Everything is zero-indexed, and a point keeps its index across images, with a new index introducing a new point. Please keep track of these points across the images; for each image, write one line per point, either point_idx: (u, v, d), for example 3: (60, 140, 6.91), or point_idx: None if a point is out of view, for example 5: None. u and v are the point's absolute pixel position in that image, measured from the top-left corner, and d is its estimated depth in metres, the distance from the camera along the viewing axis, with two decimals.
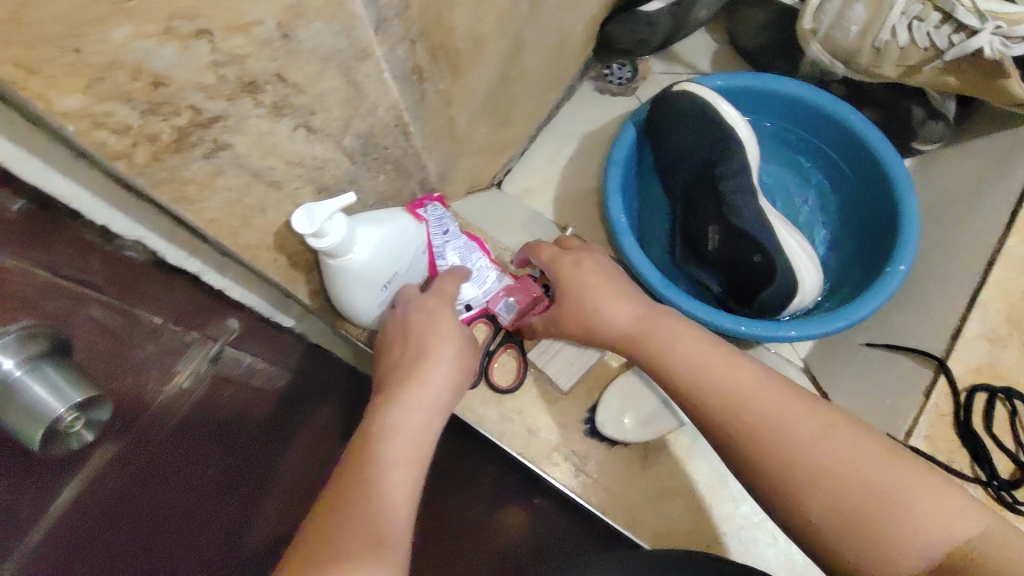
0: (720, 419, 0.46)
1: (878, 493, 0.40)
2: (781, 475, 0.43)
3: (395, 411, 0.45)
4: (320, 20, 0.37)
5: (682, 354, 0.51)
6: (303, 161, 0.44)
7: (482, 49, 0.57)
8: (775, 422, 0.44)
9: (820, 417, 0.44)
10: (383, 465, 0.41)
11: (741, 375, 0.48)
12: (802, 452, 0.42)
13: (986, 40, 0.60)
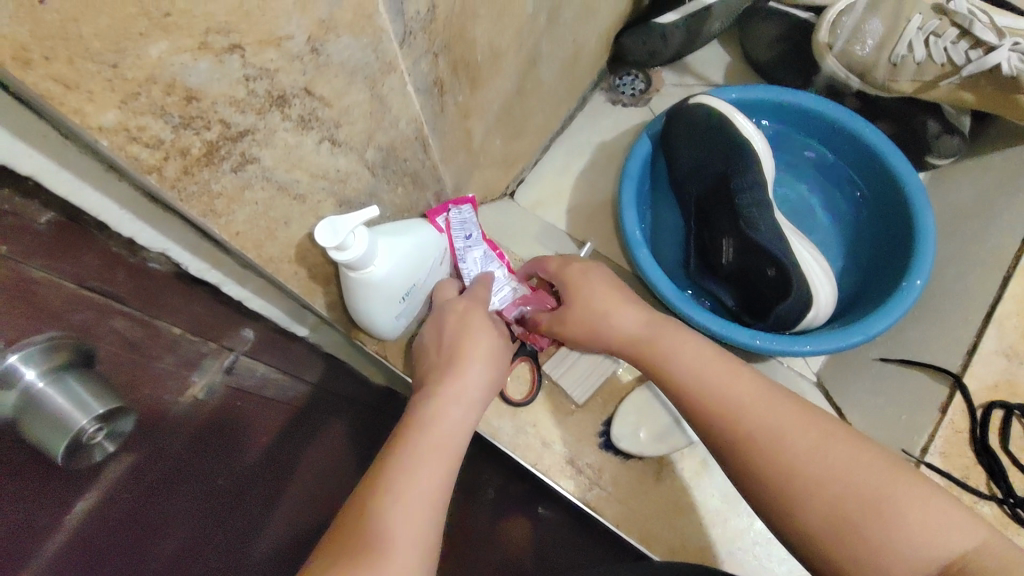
0: (722, 427, 0.46)
1: (868, 498, 0.40)
2: (775, 479, 0.43)
3: (423, 429, 0.44)
4: (349, 34, 0.37)
5: (689, 363, 0.50)
6: (326, 174, 0.44)
7: (501, 61, 0.57)
8: (772, 428, 0.44)
9: (817, 426, 0.44)
10: (408, 482, 0.41)
11: (740, 384, 0.48)
12: (798, 460, 0.42)
13: (1004, 56, 0.60)
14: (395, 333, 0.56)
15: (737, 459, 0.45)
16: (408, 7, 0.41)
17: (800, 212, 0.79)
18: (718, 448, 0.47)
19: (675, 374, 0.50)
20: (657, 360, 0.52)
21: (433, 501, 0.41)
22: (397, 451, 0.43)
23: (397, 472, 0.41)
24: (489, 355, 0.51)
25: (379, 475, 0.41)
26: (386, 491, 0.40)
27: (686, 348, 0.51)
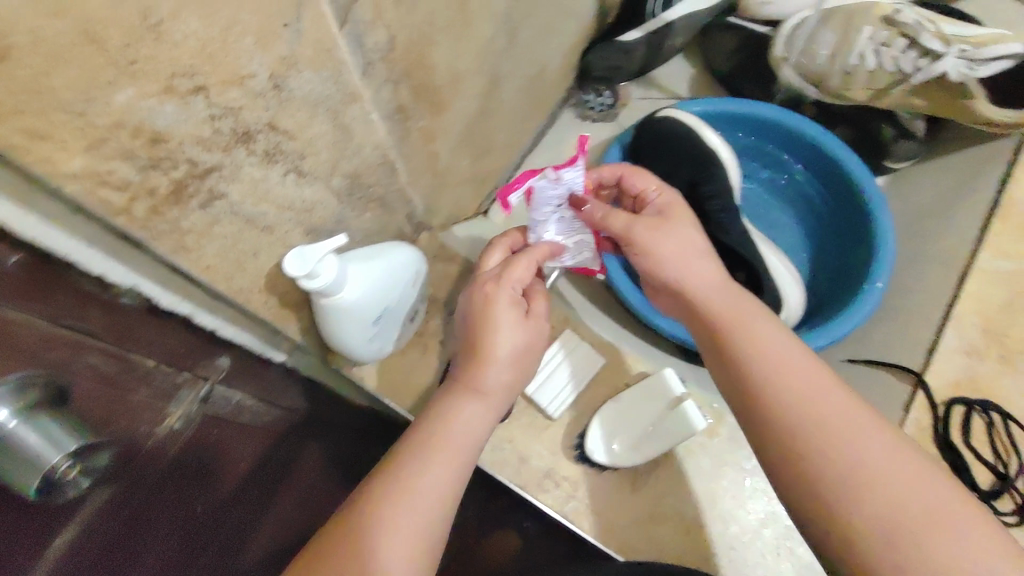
0: (793, 412, 0.42)
1: (900, 493, 0.39)
2: (806, 459, 0.41)
3: (443, 433, 0.45)
4: (310, 69, 0.39)
5: (767, 340, 0.46)
6: (292, 205, 0.45)
7: (462, 83, 0.58)
8: (843, 424, 0.41)
9: (884, 432, 0.41)
10: (421, 488, 0.42)
11: (797, 362, 0.44)
12: (867, 456, 0.40)
13: (951, 64, 0.63)
14: (370, 355, 0.57)
15: (801, 443, 0.42)
16: (367, 40, 0.42)
17: (764, 215, 0.81)
18: (774, 435, 0.43)
19: (737, 344, 0.46)
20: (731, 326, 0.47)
21: (440, 513, 0.42)
22: (414, 453, 0.44)
23: (411, 476, 0.42)
24: (521, 350, 0.49)
25: (392, 473, 0.42)
26: (398, 493, 0.41)
27: (760, 326, 0.47)
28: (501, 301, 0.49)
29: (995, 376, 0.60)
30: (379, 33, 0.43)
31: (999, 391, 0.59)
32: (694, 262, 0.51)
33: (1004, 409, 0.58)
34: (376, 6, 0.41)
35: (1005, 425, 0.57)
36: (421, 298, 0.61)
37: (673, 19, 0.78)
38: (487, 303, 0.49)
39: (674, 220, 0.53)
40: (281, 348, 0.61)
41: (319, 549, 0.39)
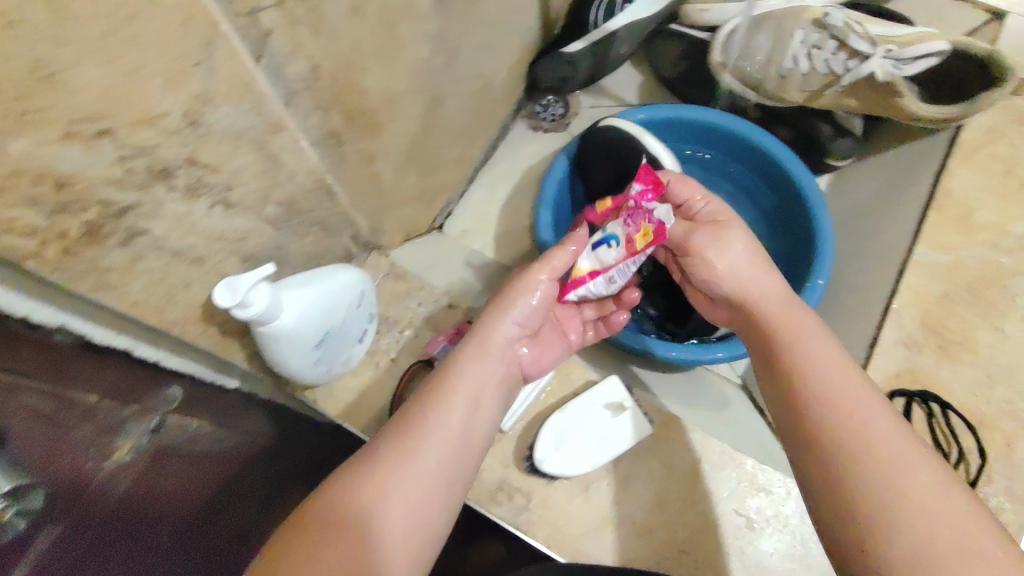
0: (831, 427, 0.42)
1: (919, 509, 0.37)
2: (832, 462, 0.41)
3: (445, 402, 0.48)
4: (227, 103, 0.39)
5: (818, 355, 0.46)
6: (224, 235, 0.45)
7: (399, 104, 0.59)
8: (888, 448, 0.40)
9: (930, 463, 0.39)
10: (420, 454, 0.45)
11: (847, 379, 0.44)
12: (906, 480, 0.38)
13: (878, 63, 0.65)
14: (317, 378, 0.57)
15: (837, 459, 0.41)
16: (288, 71, 0.43)
17: None
18: (812, 446, 0.43)
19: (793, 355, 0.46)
20: (781, 337, 0.48)
21: (437, 484, 0.45)
22: (414, 424, 0.46)
23: (412, 445, 0.45)
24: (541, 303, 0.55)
25: (392, 439, 0.45)
26: (395, 459, 0.44)
27: (812, 341, 0.47)
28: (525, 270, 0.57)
29: (933, 368, 0.61)
30: (299, 62, 0.43)
31: (937, 381, 0.60)
32: (760, 274, 0.53)
33: (943, 399, 0.59)
34: (294, 37, 0.41)
35: (944, 414, 0.59)
36: (371, 317, 0.61)
37: (615, 29, 0.78)
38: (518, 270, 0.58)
39: (740, 233, 0.56)
40: (236, 373, 0.60)
41: (315, 510, 0.41)
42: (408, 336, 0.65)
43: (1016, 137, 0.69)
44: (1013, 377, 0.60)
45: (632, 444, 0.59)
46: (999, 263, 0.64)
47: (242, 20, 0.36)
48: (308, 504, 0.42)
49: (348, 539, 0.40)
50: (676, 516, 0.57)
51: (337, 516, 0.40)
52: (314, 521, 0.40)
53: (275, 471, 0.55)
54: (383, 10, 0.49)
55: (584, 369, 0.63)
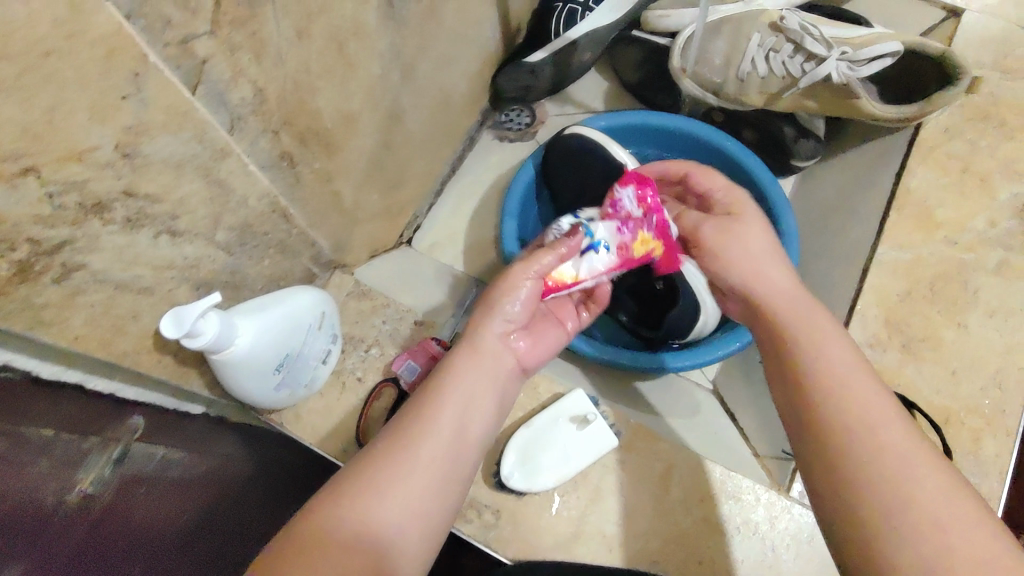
0: (846, 433, 0.40)
1: (932, 522, 0.36)
2: (846, 469, 0.39)
3: (437, 408, 0.48)
4: (165, 133, 0.38)
5: (832, 359, 0.44)
6: (173, 263, 0.44)
7: (356, 123, 0.58)
8: (902, 457, 0.38)
9: (942, 474, 0.38)
10: (414, 460, 0.44)
11: (859, 381, 0.42)
12: (918, 492, 0.37)
13: (833, 66, 0.65)
14: (281, 402, 0.57)
15: (850, 468, 0.39)
16: (231, 96, 0.42)
17: None
18: (824, 453, 0.41)
19: (800, 355, 0.45)
20: (795, 338, 0.46)
21: (433, 491, 0.44)
22: (404, 432, 0.46)
23: (404, 453, 0.44)
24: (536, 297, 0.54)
25: (381, 450, 0.45)
26: (386, 469, 0.43)
27: (828, 346, 0.45)
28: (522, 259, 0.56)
29: (899, 367, 0.61)
30: (242, 88, 0.43)
31: (901, 380, 0.61)
32: (769, 269, 0.52)
33: (908, 399, 0.59)
34: (234, 63, 0.41)
35: (909, 414, 0.59)
36: (335, 337, 0.61)
37: (576, 37, 0.80)
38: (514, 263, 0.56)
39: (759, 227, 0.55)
40: (200, 399, 0.56)
41: (309, 520, 0.40)
42: (375, 354, 0.65)
43: (973, 134, 0.69)
44: (976, 373, 0.60)
45: (598, 457, 0.59)
46: (960, 259, 0.64)
47: (173, 49, 0.36)
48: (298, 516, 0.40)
49: (347, 547, 0.39)
50: (647, 527, 0.57)
51: (335, 524, 0.39)
52: (309, 531, 0.39)
53: (253, 493, 0.54)
54: (329, 31, 0.48)
55: (551, 381, 0.63)
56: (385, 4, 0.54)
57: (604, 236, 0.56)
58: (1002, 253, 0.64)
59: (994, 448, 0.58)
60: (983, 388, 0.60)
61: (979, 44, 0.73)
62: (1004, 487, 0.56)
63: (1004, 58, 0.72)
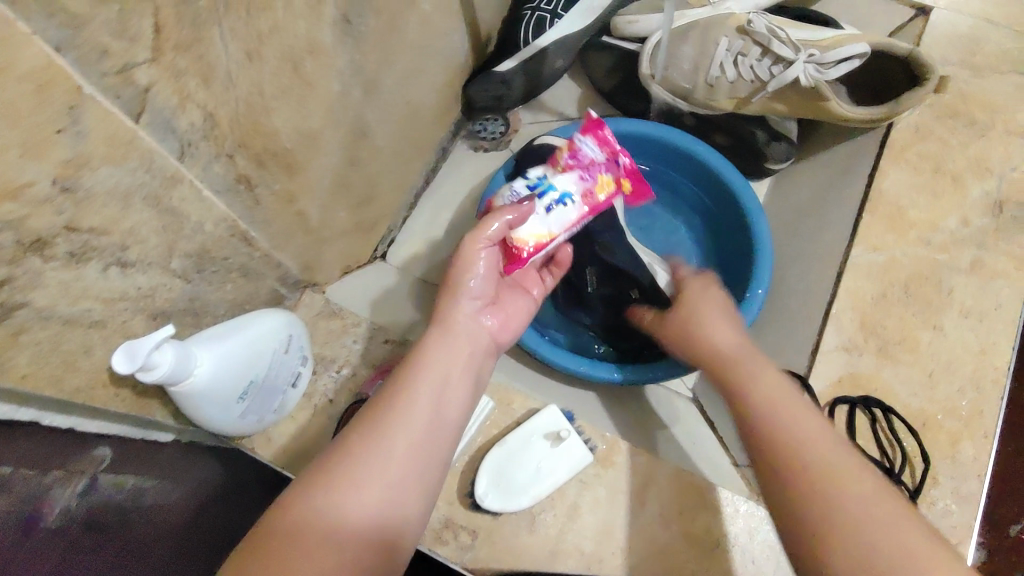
0: (776, 441, 0.44)
1: (858, 513, 0.38)
2: (782, 471, 0.42)
3: (409, 392, 0.46)
4: (108, 164, 0.37)
5: (763, 380, 0.49)
6: (126, 294, 0.43)
7: (318, 142, 0.57)
8: (826, 457, 0.42)
9: (865, 471, 0.41)
10: (387, 446, 0.43)
11: (786, 396, 0.47)
12: (844, 487, 0.40)
13: (801, 69, 0.65)
14: (248, 429, 0.56)
15: (785, 470, 0.42)
16: (179, 123, 0.41)
17: (649, 225, 0.81)
18: (762, 461, 0.44)
19: (737, 380, 0.50)
20: (734, 370, 0.51)
21: (410, 476, 0.43)
22: (377, 418, 0.44)
23: (377, 439, 0.43)
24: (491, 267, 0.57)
25: (352, 436, 0.43)
26: (359, 456, 0.42)
27: (758, 370, 0.50)
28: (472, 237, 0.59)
29: (876, 370, 0.61)
30: (191, 114, 0.41)
31: (879, 384, 0.60)
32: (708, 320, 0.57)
33: (885, 404, 0.59)
34: (180, 88, 0.39)
35: (886, 419, 0.58)
36: (305, 360, 0.60)
37: (546, 45, 0.79)
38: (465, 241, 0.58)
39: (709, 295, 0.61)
40: (171, 427, 0.54)
41: (280, 515, 0.38)
42: (347, 375, 0.64)
43: (943, 133, 0.69)
44: (953, 375, 0.60)
45: (573, 474, 0.58)
46: (933, 260, 0.64)
47: (111, 79, 0.35)
48: (268, 512, 0.39)
49: (322, 540, 0.38)
50: (626, 543, 0.56)
51: (308, 517, 0.38)
52: (280, 527, 0.38)
53: (229, 512, 0.50)
54: (282, 51, 0.47)
55: (524, 397, 0.63)
56: (341, 21, 0.53)
57: (567, 188, 0.59)
58: (975, 252, 0.64)
59: (971, 450, 0.58)
60: (960, 389, 0.59)
61: (947, 42, 0.73)
62: (983, 489, 0.56)
63: (972, 55, 0.72)
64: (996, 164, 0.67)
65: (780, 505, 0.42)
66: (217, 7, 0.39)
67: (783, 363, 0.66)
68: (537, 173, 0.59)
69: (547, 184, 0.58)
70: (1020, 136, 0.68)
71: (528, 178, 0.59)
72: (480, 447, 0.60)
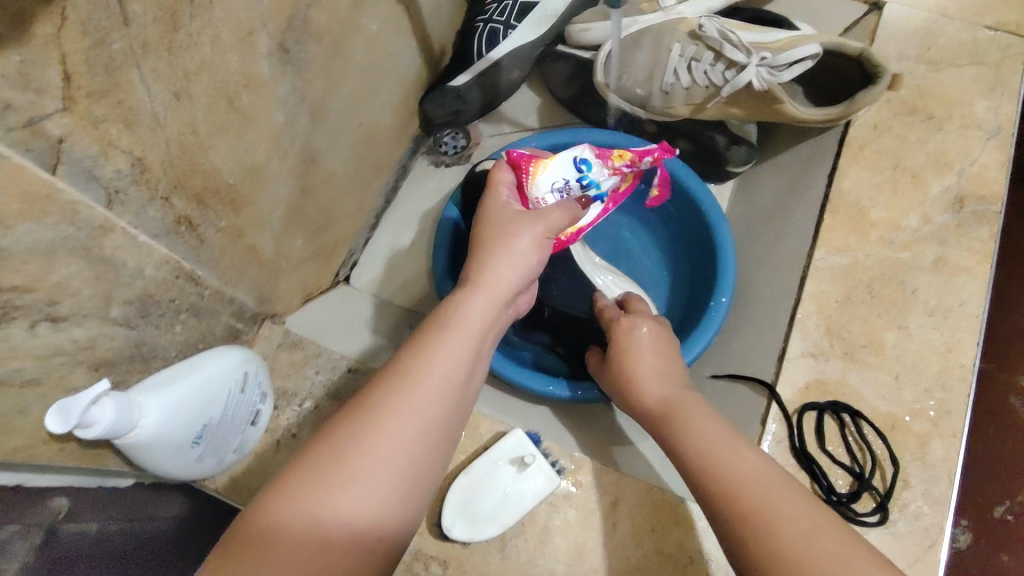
0: (718, 498, 0.44)
1: (806, 560, 0.39)
2: (733, 527, 0.42)
3: (413, 378, 0.43)
4: (27, 220, 0.35)
5: (695, 429, 0.49)
6: (61, 349, 0.41)
7: (264, 174, 0.56)
8: (765, 502, 0.42)
9: (806, 508, 0.42)
10: (383, 442, 0.40)
11: (719, 441, 0.47)
12: (789, 531, 0.40)
13: (754, 72, 0.67)
14: (208, 472, 0.54)
15: (732, 526, 0.43)
16: (103, 171, 0.39)
17: (611, 236, 0.81)
18: (714, 519, 0.44)
19: (674, 434, 0.50)
20: (667, 430, 0.51)
21: (396, 479, 0.40)
22: (363, 416, 0.41)
23: (358, 441, 0.40)
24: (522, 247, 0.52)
25: (335, 434, 0.40)
26: (339, 460, 0.39)
27: (690, 418, 0.50)
28: (499, 209, 0.54)
29: (843, 375, 0.60)
30: (116, 160, 0.40)
31: (846, 389, 0.60)
32: (642, 353, 0.58)
33: (852, 408, 0.58)
34: (100, 135, 0.38)
35: (855, 424, 0.58)
36: (264, 396, 0.59)
37: (498, 58, 0.78)
38: (489, 215, 0.54)
39: (640, 322, 0.61)
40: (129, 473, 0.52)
41: (255, 520, 0.37)
42: (309, 408, 0.62)
43: (900, 129, 0.69)
44: (919, 376, 0.60)
45: (543, 497, 0.57)
46: (896, 259, 0.64)
47: (19, 133, 0.33)
48: (247, 511, 0.38)
49: (297, 551, 0.36)
50: (598, 565, 0.55)
51: (283, 524, 0.37)
52: (256, 533, 0.36)
53: (175, 541, 0.53)
54: (214, 87, 0.46)
55: (490, 419, 0.62)
56: (277, 51, 0.52)
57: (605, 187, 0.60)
58: (938, 249, 0.64)
59: (941, 450, 0.57)
60: (927, 390, 0.59)
61: (901, 38, 0.73)
62: (954, 490, 0.56)
63: (927, 50, 0.72)
64: (956, 158, 0.67)
65: (738, 564, 0.42)
66: (133, 49, 0.38)
67: (751, 371, 0.66)
68: (594, 168, 0.59)
69: (593, 183, 0.59)
70: (977, 129, 0.68)
71: (583, 170, 0.58)
72: (448, 475, 0.60)
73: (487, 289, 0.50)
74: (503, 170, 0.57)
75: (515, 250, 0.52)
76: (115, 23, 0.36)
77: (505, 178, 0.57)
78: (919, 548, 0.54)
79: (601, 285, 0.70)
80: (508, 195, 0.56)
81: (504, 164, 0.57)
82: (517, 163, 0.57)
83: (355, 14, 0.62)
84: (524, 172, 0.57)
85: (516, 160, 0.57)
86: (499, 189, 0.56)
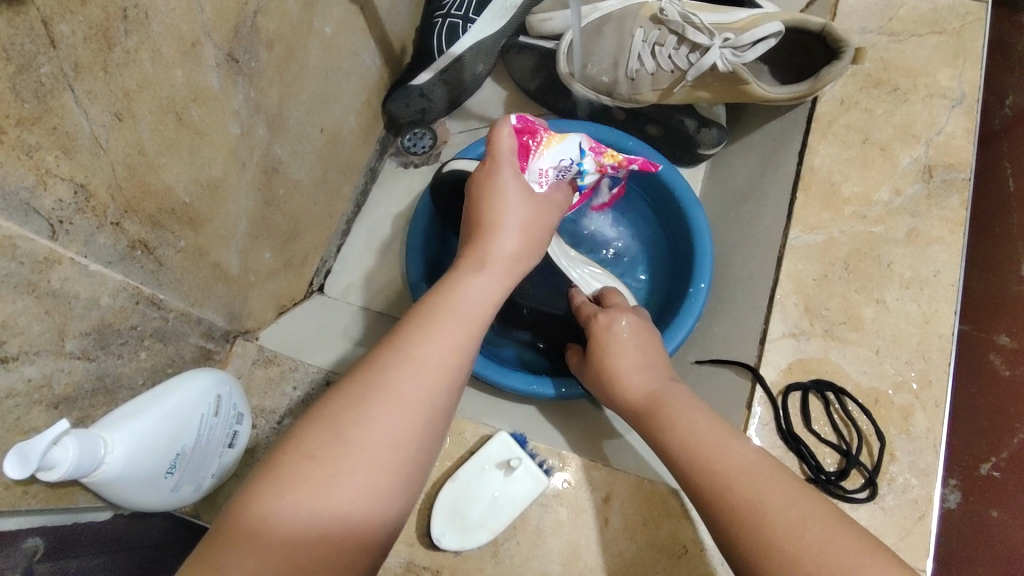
0: (709, 495, 0.44)
1: (796, 554, 0.38)
2: (727, 522, 0.42)
3: (407, 363, 0.41)
4: None
5: (683, 423, 0.48)
6: (12, 391, 0.39)
7: (222, 190, 0.54)
8: (755, 495, 0.42)
9: (794, 496, 0.41)
10: (375, 435, 0.39)
11: (708, 435, 0.46)
12: (778, 523, 0.40)
13: (717, 55, 0.66)
14: (189, 499, 0.52)
15: (723, 521, 0.42)
16: (41, 202, 0.37)
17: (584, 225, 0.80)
18: (708, 515, 0.44)
19: (662, 429, 0.49)
20: (656, 430, 0.50)
21: (395, 471, 0.39)
22: (356, 405, 0.39)
23: (356, 432, 0.38)
24: (524, 220, 0.50)
25: (331, 423, 0.39)
26: (338, 453, 0.38)
27: (679, 412, 0.49)
28: (506, 176, 0.50)
29: (825, 354, 0.60)
30: (56, 189, 0.38)
31: (828, 367, 0.59)
32: (626, 346, 0.57)
33: (836, 386, 0.58)
34: (36, 164, 0.36)
35: (839, 402, 0.58)
36: (241, 417, 0.56)
37: (459, 53, 0.76)
38: (493, 181, 0.49)
39: (625, 315, 0.61)
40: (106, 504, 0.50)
41: (249, 506, 0.36)
42: (288, 425, 0.59)
43: (867, 103, 0.69)
44: (899, 348, 0.60)
45: (534, 498, 0.57)
46: (870, 234, 0.64)
47: None
48: (241, 496, 0.37)
49: (291, 545, 0.36)
50: (593, 561, 0.55)
51: (281, 513, 0.36)
52: (247, 527, 0.36)
53: (161, 554, 0.51)
54: (159, 104, 0.44)
55: (474, 423, 0.61)
56: (226, 62, 0.50)
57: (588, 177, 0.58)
58: (910, 221, 0.64)
59: (924, 422, 0.57)
60: (907, 361, 0.59)
61: (863, 10, 0.72)
62: (939, 460, 0.56)
63: (889, 21, 0.71)
64: (922, 128, 0.67)
65: (732, 558, 0.42)
66: (64, 71, 0.36)
67: (733, 356, 0.65)
68: (587, 160, 0.56)
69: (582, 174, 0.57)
70: (942, 98, 0.68)
71: (579, 157, 0.55)
72: (435, 482, 0.59)
73: (490, 264, 0.47)
74: (508, 134, 0.50)
75: (509, 223, 0.49)
76: (41, 46, 0.34)
77: (508, 144, 0.50)
78: (908, 520, 0.54)
79: (584, 281, 0.69)
80: (503, 164, 0.50)
81: (510, 126, 0.51)
82: (524, 129, 0.53)
83: (306, 17, 0.60)
84: (529, 141, 0.53)
85: (524, 125, 0.52)
86: (505, 156, 0.50)
